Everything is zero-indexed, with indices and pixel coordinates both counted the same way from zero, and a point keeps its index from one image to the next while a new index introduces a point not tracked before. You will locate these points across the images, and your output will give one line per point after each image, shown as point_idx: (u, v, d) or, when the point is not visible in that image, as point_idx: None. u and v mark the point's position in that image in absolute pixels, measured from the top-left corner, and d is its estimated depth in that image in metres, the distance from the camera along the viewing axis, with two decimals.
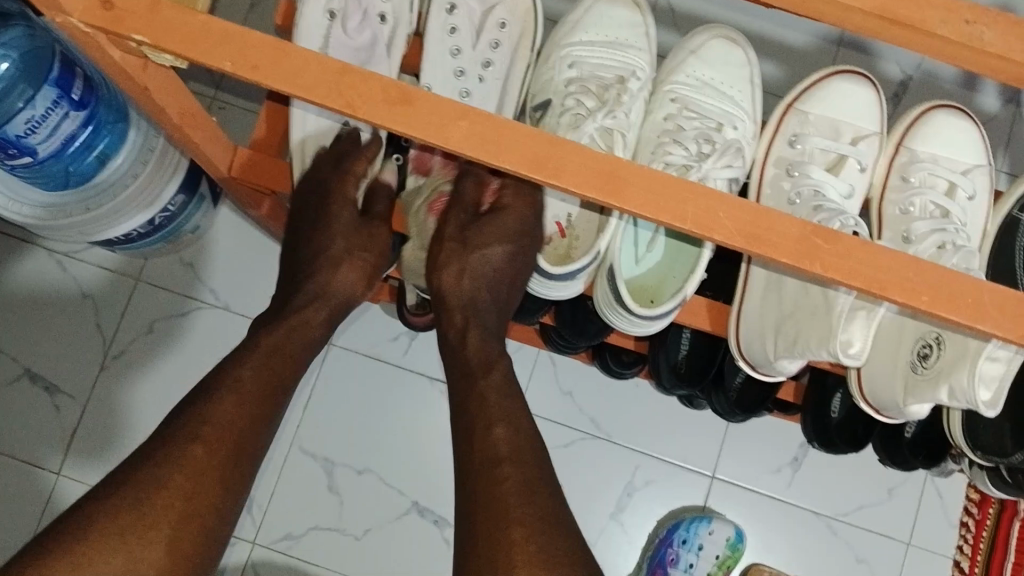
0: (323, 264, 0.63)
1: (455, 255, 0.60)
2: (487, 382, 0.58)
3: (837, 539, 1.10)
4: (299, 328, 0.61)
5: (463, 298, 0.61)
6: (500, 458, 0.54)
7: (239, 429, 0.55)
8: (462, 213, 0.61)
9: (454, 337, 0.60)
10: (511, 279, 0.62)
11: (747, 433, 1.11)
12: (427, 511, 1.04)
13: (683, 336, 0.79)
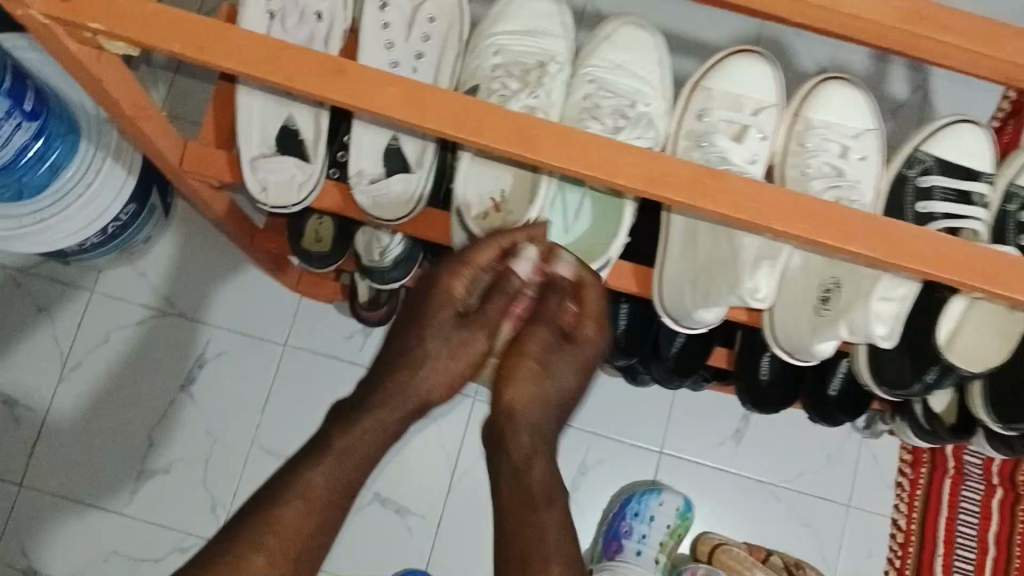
0: (406, 364, 0.67)
1: (533, 379, 0.66)
2: (548, 513, 0.63)
3: (780, 504, 1.16)
4: (381, 419, 0.65)
5: (529, 423, 0.66)
6: None
7: (310, 533, 0.60)
8: (543, 338, 0.66)
9: (522, 461, 0.65)
10: (567, 404, 0.69)
11: (694, 409, 1.16)
12: (388, 501, 1.07)
13: (623, 309, 0.84)
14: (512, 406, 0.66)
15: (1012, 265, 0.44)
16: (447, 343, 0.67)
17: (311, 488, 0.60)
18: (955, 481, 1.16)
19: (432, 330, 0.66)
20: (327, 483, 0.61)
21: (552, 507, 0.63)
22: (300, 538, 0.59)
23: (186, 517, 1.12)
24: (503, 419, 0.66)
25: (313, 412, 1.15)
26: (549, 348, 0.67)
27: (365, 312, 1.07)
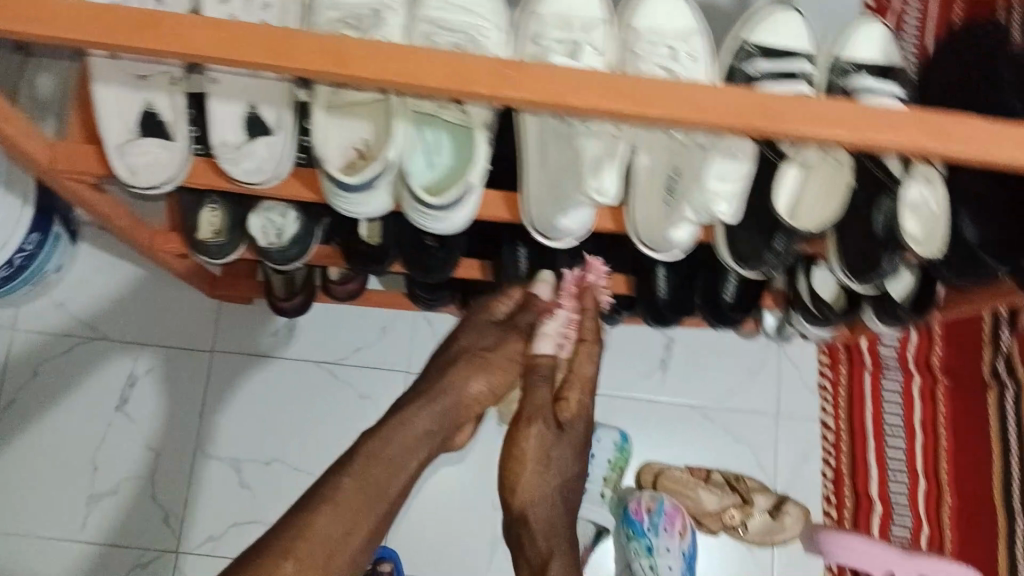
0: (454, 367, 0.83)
1: (542, 461, 0.83)
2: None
3: (713, 424, 1.21)
4: (428, 410, 0.79)
5: (542, 524, 0.82)
6: None
7: (333, 541, 0.68)
8: (547, 432, 0.83)
9: (537, 563, 0.80)
10: (573, 495, 0.86)
11: (617, 345, 1.23)
12: None
13: (521, 252, 0.90)
14: (523, 510, 0.83)
15: (826, 109, 0.47)
16: (490, 345, 0.84)
17: (338, 492, 0.70)
18: (875, 374, 1.23)
19: (471, 347, 0.84)
20: (359, 486, 0.71)
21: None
22: (322, 542, 0.68)
23: (139, 536, 1.13)
24: (520, 521, 0.82)
25: (251, 412, 1.18)
26: (551, 439, 0.84)
27: (286, 301, 1.11)
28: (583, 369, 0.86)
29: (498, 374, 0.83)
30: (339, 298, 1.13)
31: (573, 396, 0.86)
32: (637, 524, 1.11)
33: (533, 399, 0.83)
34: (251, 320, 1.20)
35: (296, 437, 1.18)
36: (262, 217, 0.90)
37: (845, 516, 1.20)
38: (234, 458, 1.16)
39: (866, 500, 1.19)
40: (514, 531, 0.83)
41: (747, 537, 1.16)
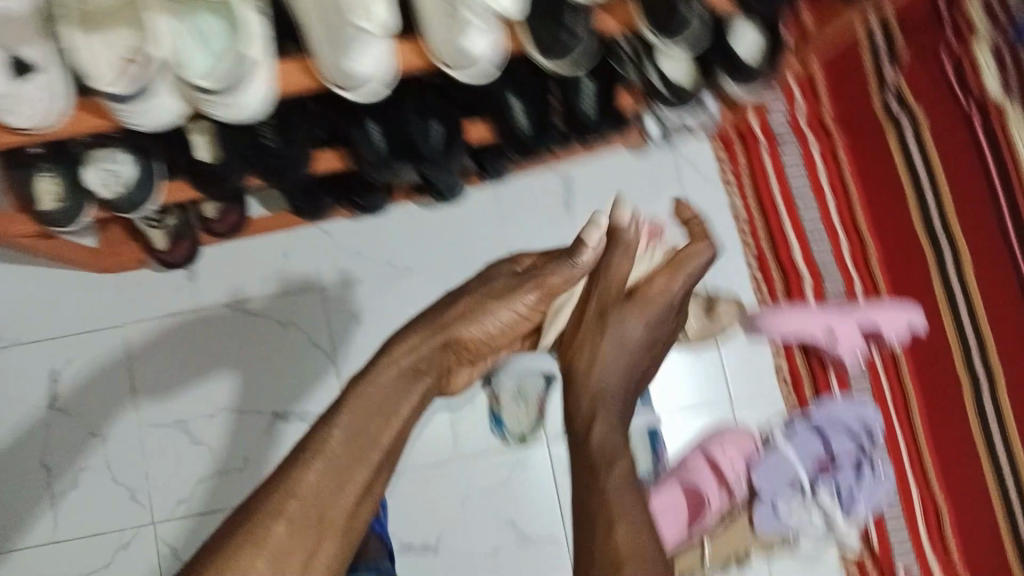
0: (463, 300, 0.80)
1: (596, 335, 0.80)
2: (608, 474, 0.73)
3: None
4: (415, 351, 0.76)
5: (596, 391, 0.79)
6: (605, 462, 0.73)
7: (327, 493, 0.67)
8: (614, 295, 0.81)
9: (581, 425, 0.77)
10: (640, 356, 0.82)
11: (518, 200, 1.24)
12: (294, 415, 1.17)
13: (372, 127, 0.90)
14: (583, 371, 0.79)
15: None
16: (482, 291, 0.81)
17: (330, 441, 0.69)
18: (772, 150, 1.27)
19: (480, 290, 0.80)
20: (348, 437, 0.69)
21: (629, 494, 0.72)
22: (310, 501, 0.66)
23: (115, 520, 1.14)
24: (571, 382, 0.80)
25: (183, 371, 1.17)
26: (616, 307, 0.81)
27: (170, 255, 1.12)
28: (681, 270, 0.83)
29: (509, 318, 0.80)
30: (222, 236, 1.13)
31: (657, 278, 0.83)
32: None
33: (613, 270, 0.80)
34: (152, 282, 1.19)
35: (231, 381, 1.17)
36: (96, 171, 0.88)
37: (775, 288, 1.25)
38: (181, 420, 1.16)
39: (792, 271, 1.25)
40: (570, 397, 0.80)
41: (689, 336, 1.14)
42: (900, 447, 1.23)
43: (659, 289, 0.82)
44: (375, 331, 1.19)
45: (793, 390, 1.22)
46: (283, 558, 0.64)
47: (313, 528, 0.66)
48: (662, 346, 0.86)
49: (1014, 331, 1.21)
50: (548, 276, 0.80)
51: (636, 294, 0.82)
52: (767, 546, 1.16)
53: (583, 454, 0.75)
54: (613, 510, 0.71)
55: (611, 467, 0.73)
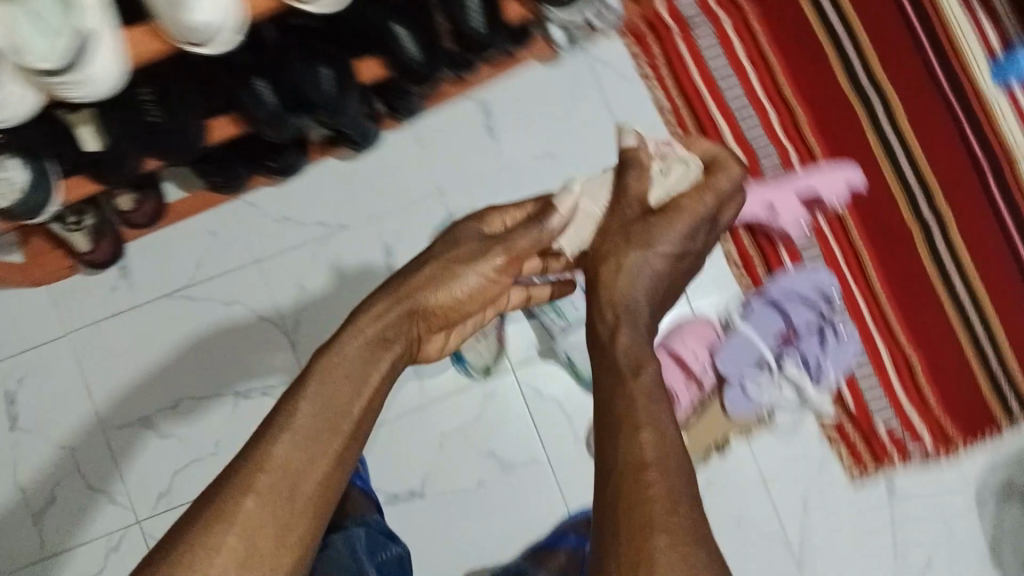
0: (446, 239, 0.75)
1: (621, 242, 0.71)
2: (636, 382, 0.62)
3: (557, 159, 1.22)
4: (386, 321, 0.70)
5: (624, 302, 0.68)
6: (637, 425, 0.58)
7: (297, 469, 0.61)
8: (631, 211, 0.75)
9: (604, 334, 0.66)
10: (673, 273, 0.72)
11: (438, 134, 1.21)
12: (253, 391, 1.15)
13: (260, 84, 0.87)
14: (605, 283, 0.69)
15: None
16: (451, 255, 0.73)
17: (297, 417, 0.63)
18: (684, 34, 1.24)
19: (459, 243, 0.74)
20: (316, 410, 0.64)
21: (646, 377, 0.62)
22: (277, 487, 0.60)
23: (98, 526, 1.12)
24: (598, 290, 0.70)
25: (136, 368, 1.15)
26: (634, 222, 0.73)
27: (95, 253, 1.10)
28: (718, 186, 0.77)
29: (478, 281, 0.73)
30: (145, 226, 1.12)
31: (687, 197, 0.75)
32: None
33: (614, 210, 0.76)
34: (87, 286, 1.17)
35: (184, 370, 1.15)
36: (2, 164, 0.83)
37: None
38: (143, 416, 1.14)
39: (726, 153, 1.23)
40: (593, 297, 0.70)
41: None
42: (862, 308, 1.23)
43: (692, 206, 0.74)
44: (318, 292, 1.17)
45: (745, 271, 1.22)
46: (246, 562, 0.58)
47: (278, 521, 0.60)
48: (697, 259, 0.76)
49: (973, 201, 1.25)
50: (517, 241, 0.74)
51: (660, 211, 0.74)
52: (742, 430, 1.18)
53: (604, 361, 0.65)
54: (638, 414, 0.59)
55: (637, 373, 0.62)
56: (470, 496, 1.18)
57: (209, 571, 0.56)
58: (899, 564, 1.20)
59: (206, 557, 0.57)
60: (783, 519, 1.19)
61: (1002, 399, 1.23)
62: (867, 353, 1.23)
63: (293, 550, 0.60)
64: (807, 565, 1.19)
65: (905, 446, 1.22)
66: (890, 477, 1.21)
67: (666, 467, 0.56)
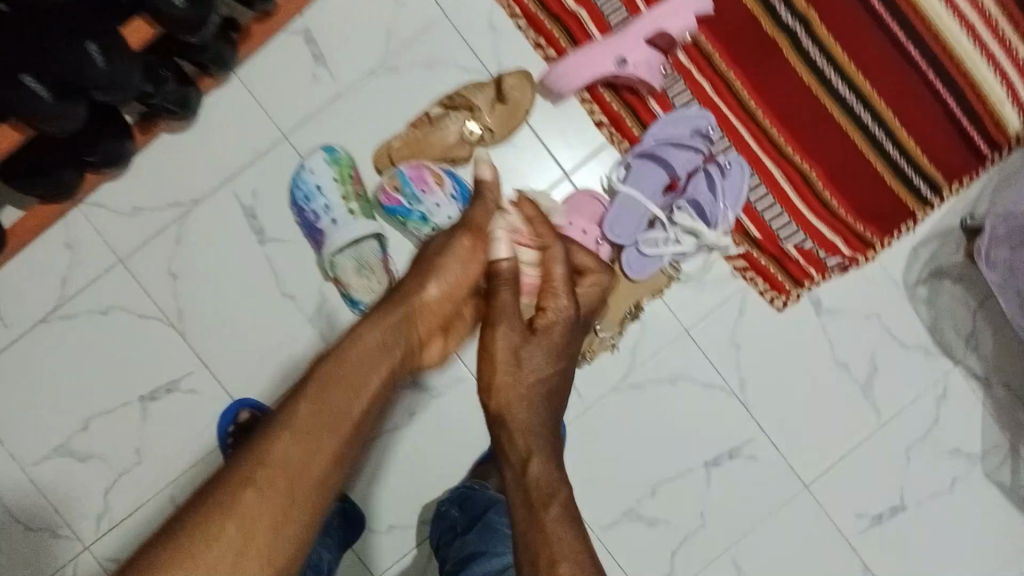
0: (416, 253, 0.82)
1: (511, 373, 0.76)
2: (547, 512, 0.70)
3: (400, 71, 1.14)
4: (381, 320, 0.75)
5: (524, 433, 0.75)
6: (554, 562, 0.67)
7: (300, 464, 0.64)
8: (513, 335, 0.77)
9: (515, 461, 0.74)
10: (558, 385, 0.79)
11: (269, 80, 1.13)
12: (157, 391, 1.11)
13: (27, 80, 0.79)
14: (499, 407, 0.77)
15: None
16: (430, 254, 0.80)
17: (296, 418, 0.66)
18: None
19: (427, 244, 0.82)
20: (316, 407, 0.67)
21: (555, 506, 0.71)
22: (282, 473, 0.63)
23: (48, 562, 1.09)
24: (500, 422, 0.77)
25: (35, 401, 1.10)
26: (520, 335, 0.77)
27: None
28: (552, 269, 0.81)
29: (456, 261, 0.80)
30: None
31: (547, 302, 0.79)
32: (400, 208, 1.09)
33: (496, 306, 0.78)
34: None
35: (82, 391, 1.10)
36: None
37: (558, 41, 1.15)
38: (59, 444, 1.10)
39: (568, 14, 1.15)
40: (498, 432, 0.77)
41: (499, 136, 1.13)
42: (745, 136, 1.18)
43: (554, 318, 0.79)
44: (193, 276, 1.11)
45: (620, 136, 1.16)
46: (243, 553, 0.59)
47: (276, 515, 0.61)
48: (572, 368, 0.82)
49: (870, 49, 1.17)
50: (476, 220, 0.82)
51: (537, 323, 0.79)
52: (654, 291, 1.16)
53: (522, 494, 0.73)
54: (556, 548, 0.68)
55: (546, 507, 0.71)
56: (407, 432, 1.14)
57: (206, 560, 0.58)
58: (843, 376, 1.20)
59: (197, 559, 0.58)
60: (719, 366, 1.18)
61: (913, 189, 1.19)
62: (760, 177, 1.19)
63: (286, 546, 0.61)
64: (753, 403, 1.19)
65: (823, 260, 1.19)
66: (814, 294, 1.20)
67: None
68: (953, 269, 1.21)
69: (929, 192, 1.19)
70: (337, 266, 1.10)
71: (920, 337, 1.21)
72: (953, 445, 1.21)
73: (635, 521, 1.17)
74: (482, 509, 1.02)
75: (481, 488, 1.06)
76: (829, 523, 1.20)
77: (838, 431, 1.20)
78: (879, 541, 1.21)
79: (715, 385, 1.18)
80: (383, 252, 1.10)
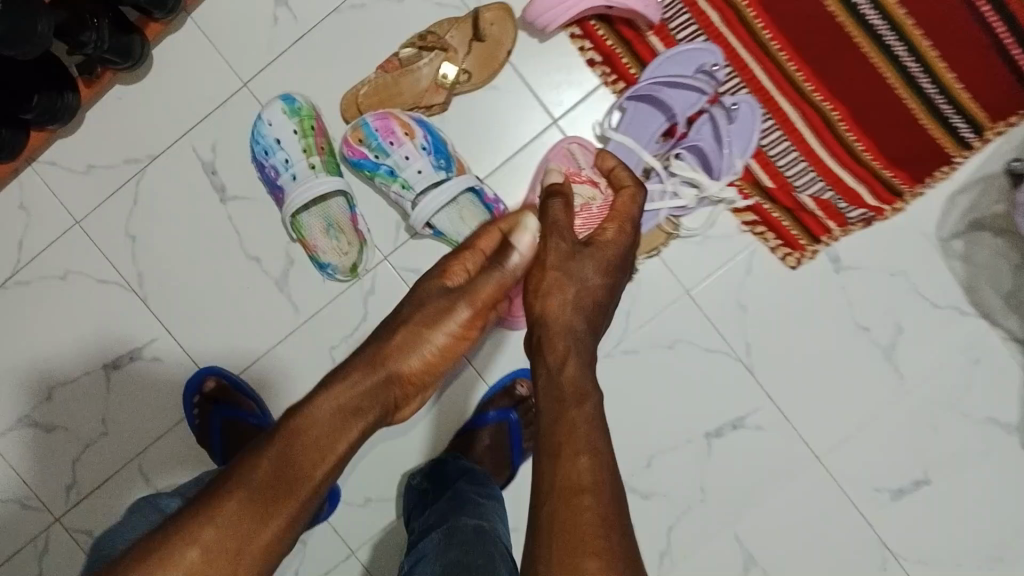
0: (404, 307, 0.72)
1: (561, 282, 0.70)
2: (578, 409, 0.62)
3: (368, 8, 1.02)
4: (356, 385, 0.66)
5: (566, 334, 0.68)
6: (575, 454, 0.59)
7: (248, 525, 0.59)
8: (563, 244, 0.72)
9: (555, 361, 0.65)
10: (602, 304, 0.72)
11: (225, 22, 1.03)
12: (122, 360, 1.06)
13: None
14: (541, 311, 0.70)
15: None
16: (431, 317, 0.70)
17: (256, 475, 0.61)
18: None
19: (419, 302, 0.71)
20: (279, 464, 0.62)
21: (583, 405, 0.62)
22: (230, 531, 0.59)
23: (20, 533, 1.07)
24: (539, 325, 0.69)
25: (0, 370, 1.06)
26: (573, 252, 0.72)
27: None
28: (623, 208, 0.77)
29: (449, 334, 0.70)
30: None
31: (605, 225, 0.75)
32: (367, 162, 0.99)
33: (547, 217, 0.74)
34: None
35: (46, 361, 1.06)
36: None
37: None
38: (26, 414, 1.06)
39: None
40: (535, 338, 0.70)
41: (477, 81, 1.01)
42: (757, 73, 1.04)
43: (615, 238, 0.74)
44: (153, 238, 1.04)
45: (615, 75, 1.03)
46: None
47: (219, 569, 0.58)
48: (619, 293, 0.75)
49: None
50: (482, 289, 0.71)
51: (592, 242, 0.74)
52: (650, 250, 1.06)
53: (549, 390, 0.64)
54: (566, 442, 0.60)
55: (577, 403, 0.62)
56: None
57: None
58: (864, 340, 1.09)
59: None
60: (722, 331, 1.08)
61: (951, 130, 1.04)
62: (773, 117, 1.05)
63: None
64: (759, 370, 1.08)
65: (843, 213, 1.06)
66: (832, 250, 1.07)
67: (597, 490, 0.57)
68: (993, 221, 1.07)
69: (971, 135, 1.04)
70: (301, 227, 1.01)
71: (953, 296, 1.07)
72: (986, 415, 1.09)
73: (628, 495, 1.10)
74: (455, 476, 0.97)
75: (454, 456, 1.02)
76: (844, 498, 1.10)
77: (855, 400, 1.09)
78: (901, 517, 1.10)
79: (717, 351, 1.08)
80: (352, 210, 1.02)
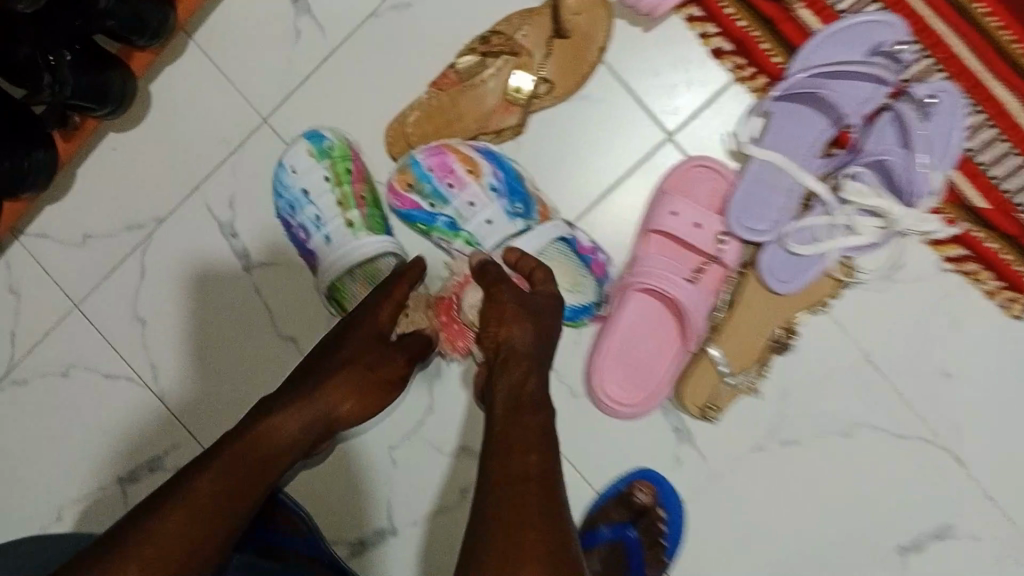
0: (341, 350, 0.66)
1: (516, 312, 0.62)
2: (532, 413, 0.55)
3: (413, 12, 0.78)
4: (305, 408, 0.62)
5: (523, 353, 0.60)
6: (527, 447, 0.53)
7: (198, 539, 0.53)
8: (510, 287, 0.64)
9: (518, 382, 0.58)
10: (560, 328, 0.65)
11: (236, 45, 0.80)
12: (140, 471, 0.84)
13: None
14: (502, 342, 0.61)
15: None
16: (378, 361, 0.66)
17: (198, 493, 0.55)
18: None
19: (354, 348, 0.66)
20: (220, 484, 0.56)
21: (540, 411, 0.56)
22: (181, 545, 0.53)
23: None
24: (502, 349, 0.61)
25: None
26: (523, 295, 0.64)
27: None
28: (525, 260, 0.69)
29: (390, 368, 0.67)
30: None
31: (534, 266, 0.67)
32: (420, 213, 0.77)
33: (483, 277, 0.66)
34: None
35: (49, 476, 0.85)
36: None
37: None
38: None
39: None
40: (499, 361, 0.60)
41: (559, 94, 0.75)
42: (957, 49, 0.74)
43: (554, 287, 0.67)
44: (166, 320, 0.83)
45: (753, 69, 0.75)
46: None
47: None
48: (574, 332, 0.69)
49: None
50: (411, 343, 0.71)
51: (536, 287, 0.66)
52: (813, 304, 0.76)
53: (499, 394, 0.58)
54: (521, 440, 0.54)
55: (527, 409, 0.56)
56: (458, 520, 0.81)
57: None
58: None
59: None
60: (917, 409, 0.78)
61: None
62: (983, 107, 0.74)
63: None
64: (975, 463, 0.78)
65: None
66: None
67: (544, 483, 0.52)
68: None
69: None
70: (345, 297, 0.77)
71: None
72: None
73: None
74: None
75: None
76: None
77: None
78: None
79: (912, 438, 0.78)
80: None
